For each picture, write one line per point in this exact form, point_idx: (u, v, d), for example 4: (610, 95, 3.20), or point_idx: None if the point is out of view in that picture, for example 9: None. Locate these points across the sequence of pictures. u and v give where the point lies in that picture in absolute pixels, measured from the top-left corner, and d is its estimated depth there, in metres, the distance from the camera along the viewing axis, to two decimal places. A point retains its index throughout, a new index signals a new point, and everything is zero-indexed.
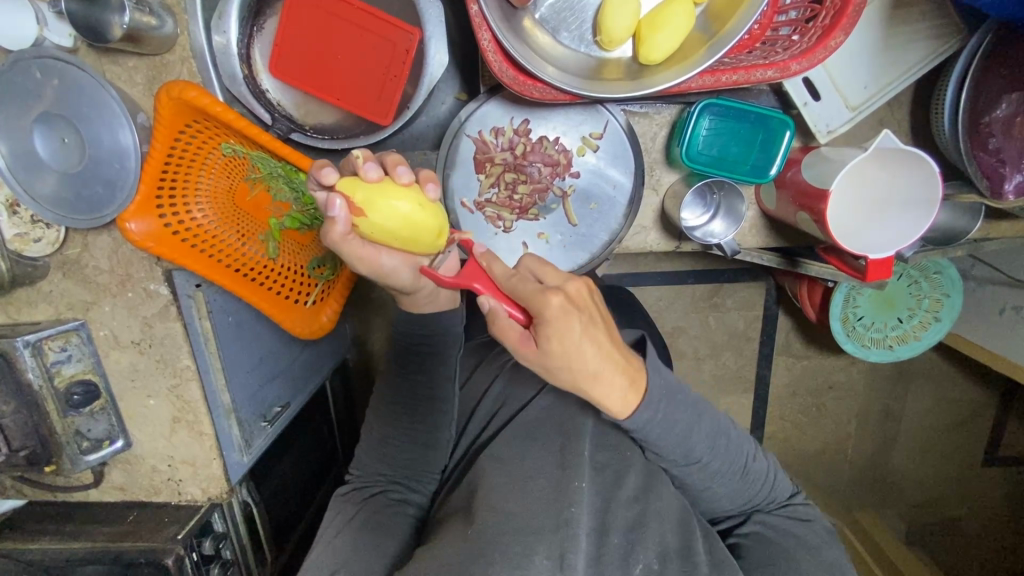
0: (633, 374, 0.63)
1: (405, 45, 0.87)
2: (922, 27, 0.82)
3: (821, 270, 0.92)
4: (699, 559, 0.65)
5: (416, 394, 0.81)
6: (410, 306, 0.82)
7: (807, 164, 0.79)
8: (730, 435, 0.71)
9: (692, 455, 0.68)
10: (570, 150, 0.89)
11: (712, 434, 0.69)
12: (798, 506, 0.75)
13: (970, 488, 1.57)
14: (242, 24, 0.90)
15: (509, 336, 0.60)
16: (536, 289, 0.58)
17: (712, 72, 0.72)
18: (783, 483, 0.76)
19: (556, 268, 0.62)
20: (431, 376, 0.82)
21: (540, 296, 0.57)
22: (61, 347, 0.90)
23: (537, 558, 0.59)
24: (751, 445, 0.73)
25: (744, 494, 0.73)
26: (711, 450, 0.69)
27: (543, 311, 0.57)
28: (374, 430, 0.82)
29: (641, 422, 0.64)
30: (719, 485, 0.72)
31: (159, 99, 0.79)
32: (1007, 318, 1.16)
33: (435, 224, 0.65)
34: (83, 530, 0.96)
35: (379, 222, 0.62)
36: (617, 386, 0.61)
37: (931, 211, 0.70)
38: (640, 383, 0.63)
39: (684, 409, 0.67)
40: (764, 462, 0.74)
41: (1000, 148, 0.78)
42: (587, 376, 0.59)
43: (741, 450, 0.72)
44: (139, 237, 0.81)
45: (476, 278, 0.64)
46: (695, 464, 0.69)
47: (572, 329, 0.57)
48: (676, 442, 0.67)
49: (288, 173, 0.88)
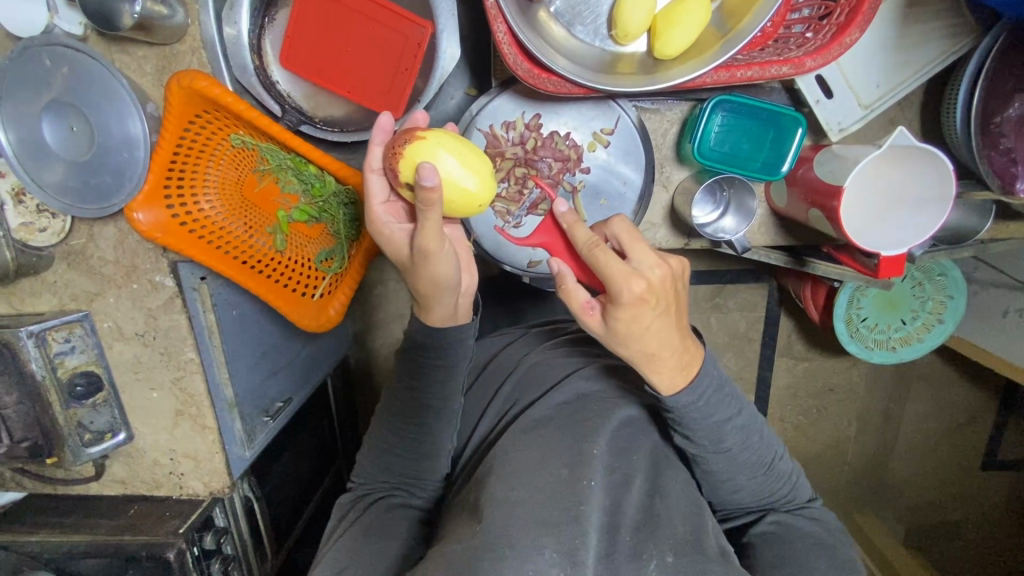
0: (686, 357, 0.65)
1: (417, 38, 0.87)
2: (934, 27, 0.82)
3: (829, 270, 0.91)
4: (709, 551, 0.64)
5: (409, 400, 0.78)
6: (430, 316, 0.74)
7: (819, 162, 0.79)
8: (763, 432, 0.72)
9: (724, 445, 0.69)
10: (580, 146, 0.89)
11: (745, 431, 0.70)
12: (815, 509, 0.75)
13: (969, 491, 1.58)
14: (253, 16, 0.90)
15: (574, 302, 0.64)
16: (619, 272, 0.59)
17: (727, 68, 0.72)
18: (802, 485, 0.75)
19: (647, 248, 0.61)
20: (434, 387, 0.77)
21: (621, 278, 0.59)
22: (64, 338, 0.89)
23: (546, 554, 0.58)
24: (779, 444, 0.74)
25: (765, 490, 0.72)
26: (742, 444, 0.70)
27: (619, 293, 0.59)
28: (374, 439, 0.80)
29: (684, 405, 0.67)
30: (742, 476, 0.71)
31: (168, 88, 0.77)
32: (1011, 321, 1.17)
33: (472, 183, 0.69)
34: (83, 523, 0.95)
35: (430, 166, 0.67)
36: (667, 365, 0.65)
37: (948, 205, 0.71)
38: (691, 368, 0.66)
39: (727, 403, 0.69)
40: (789, 462, 0.75)
41: (1011, 148, 0.80)
42: (646, 350, 0.63)
43: (770, 448, 0.72)
44: (146, 226, 0.79)
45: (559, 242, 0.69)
46: (724, 455, 0.70)
47: (642, 315, 0.60)
48: (711, 426, 0.68)
49: (297, 165, 0.90)
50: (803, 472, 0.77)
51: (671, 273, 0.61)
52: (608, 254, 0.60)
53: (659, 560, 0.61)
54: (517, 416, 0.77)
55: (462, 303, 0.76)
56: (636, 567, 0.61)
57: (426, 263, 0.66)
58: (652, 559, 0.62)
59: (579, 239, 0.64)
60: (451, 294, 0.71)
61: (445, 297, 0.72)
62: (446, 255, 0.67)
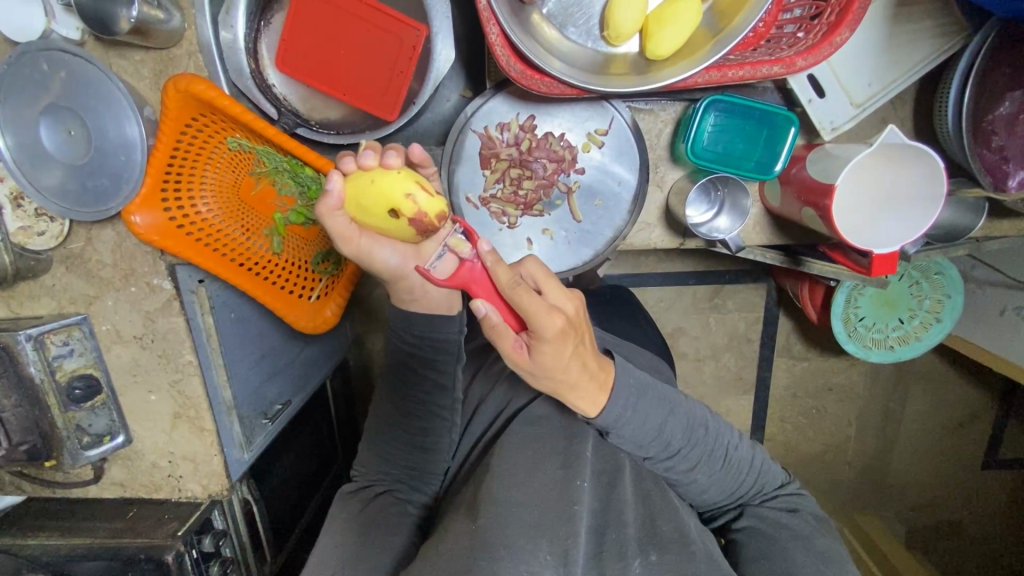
0: (604, 376, 0.65)
1: (411, 41, 0.88)
2: (926, 25, 0.82)
3: (823, 268, 0.92)
4: (697, 550, 0.64)
5: (410, 395, 0.79)
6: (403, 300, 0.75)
7: (811, 160, 0.80)
8: (707, 424, 0.72)
9: (671, 447, 0.69)
10: (575, 146, 0.90)
11: (687, 427, 0.70)
12: (785, 497, 0.75)
13: (974, 492, 1.57)
14: (249, 19, 0.91)
15: (503, 343, 0.62)
16: (543, 309, 0.59)
17: (718, 68, 0.72)
18: (771, 473, 0.76)
19: (559, 284, 0.62)
20: (432, 385, 0.79)
21: (545, 316, 0.59)
22: (63, 341, 0.89)
23: (542, 556, 0.58)
24: (731, 434, 0.74)
25: (731, 485, 0.73)
26: (687, 441, 0.70)
27: (543, 331, 0.59)
28: (376, 429, 0.81)
29: (611, 419, 0.66)
30: (703, 476, 0.72)
31: (166, 91, 0.78)
32: (1008, 319, 1.17)
33: (355, 180, 0.62)
34: (81, 526, 0.95)
35: (371, 195, 0.62)
36: (593, 391, 0.65)
37: (935, 205, 0.71)
38: (609, 383, 0.66)
39: (657, 405, 0.68)
40: (748, 450, 0.75)
41: (1004, 145, 0.81)
42: (567, 380, 0.63)
43: (719, 440, 0.72)
44: (143, 230, 0.81)
45: (472, 279, 0.65)
46: (676, 457, 0.70)
47: (565, 347, 0.60)
48: (649, 433, 0.67)
49: (293, 168, 0.87)
50: (771, 458, 0.77)
51: (581, 305, 0.64)
52: (530, 292, 0.59)
53: (648, 559, 0.62)
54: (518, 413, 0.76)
55: (442, 290, 0.74)
56: (624, 567, 0.61)
57: (365, 262, 0.67)
58: (639, 559, 0.62)
59: (501, 279, 0.62)
60: (414, 279, 0.70)
61: (402, 286, 0.71)
62: (387, 248, 0.67)
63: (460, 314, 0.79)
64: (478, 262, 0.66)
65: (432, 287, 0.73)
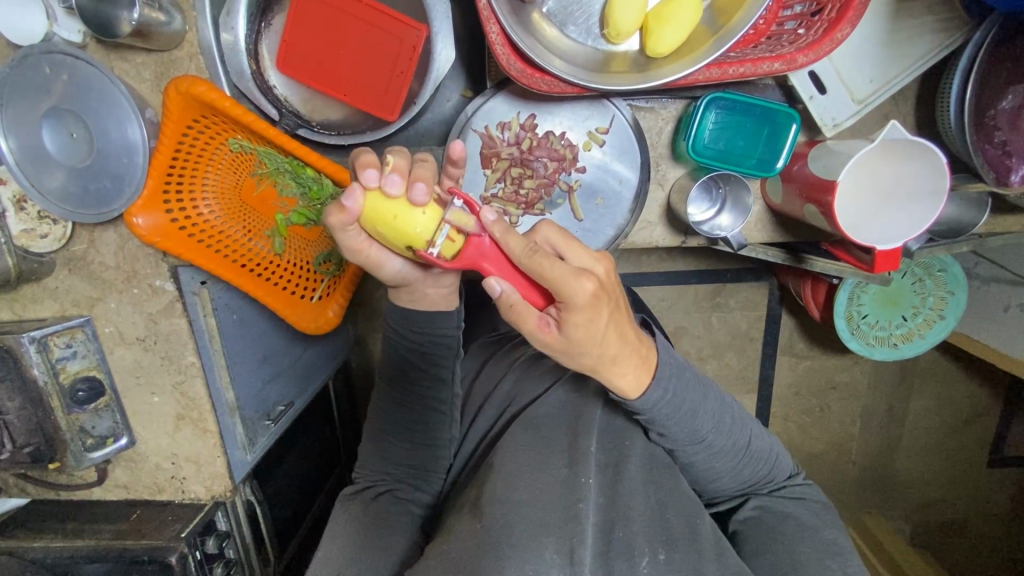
0: (644, 351, 0.64)
1: (412, 41, 0.88)
2: (927, 21, 0.82)
3: (827, 266, 0.94)
4: (703, 545, 0.64)
5: (414, 396, 0.79)
6: (398, 298, 0.77)
7: (814, 158, 0.79)
8: (734, 414, 0.70)
9: (699, 435, 0.68)
10: (576, 145, 0.90)
11: (717, 414, 0.69)
12: (796, 486, 0.75)
13: (979, 489, 1.56)
14: (249, 20, 0.90)
15: (527, 322, 0.59)
16: (568, 274, 0.56)
17: (719, 64, 0.72)
18: (783, 464, 0.75)
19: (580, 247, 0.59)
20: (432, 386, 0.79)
21: (571, 281, 0.55)
22: (66, 343, 0.90)
23: (545, 554, 0.58)
24: (752, 424, 0.73)
25: (744, 475, 0.73)
26: (716, 430, 0.69)
27: (573, 298, 0.56)
28: (373, 428, 0.81)
29: (651, 402, 0.65)
30: (721, 463, 0.71)
31: (168, 94, 0.78)
32: (1012, 315, 1.16)
33: (378, 207, 0.59)
34: (85, 528, 0.95)
35: (390, 225, 0.60)
36: (630, 367, 0.63)
37: (939, 199, 0.71)
38: (651, 361, 0.65)
39: (693, 388, 0.67)
40: (768, 441, 0.74)
41: (1006, 140, 0.80)
42: (604, 354, 0.60)
43: (744, 429, 0.71)
44: (145, 232, 0.81)
45: (482, 257, 0.61)
46: (701, 445, 0.69)
47: (597, 318, 0.58)
48: (683, 420, 0.67)
49: (295, 169, 0.86)
50: (784, 450, 0.76)
51: (610, 269, 0.61)
52: (550, 259, 0.56)
53: (655, 558, 0.62)
54: (519, 412, 0.76)
55: (431, 291, 0.76)
56: (632, 566, 0.61)
57: (369, 268, 0.70)
58: (647, 558, 0.62)
59: (513, 249, 0.58)
60: (415, 283, 0.74)
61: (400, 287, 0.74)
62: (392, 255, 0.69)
63: (454, 311, 0.79)
64: (486, 237, 0.60)
65: (423, 289, 0.76)
